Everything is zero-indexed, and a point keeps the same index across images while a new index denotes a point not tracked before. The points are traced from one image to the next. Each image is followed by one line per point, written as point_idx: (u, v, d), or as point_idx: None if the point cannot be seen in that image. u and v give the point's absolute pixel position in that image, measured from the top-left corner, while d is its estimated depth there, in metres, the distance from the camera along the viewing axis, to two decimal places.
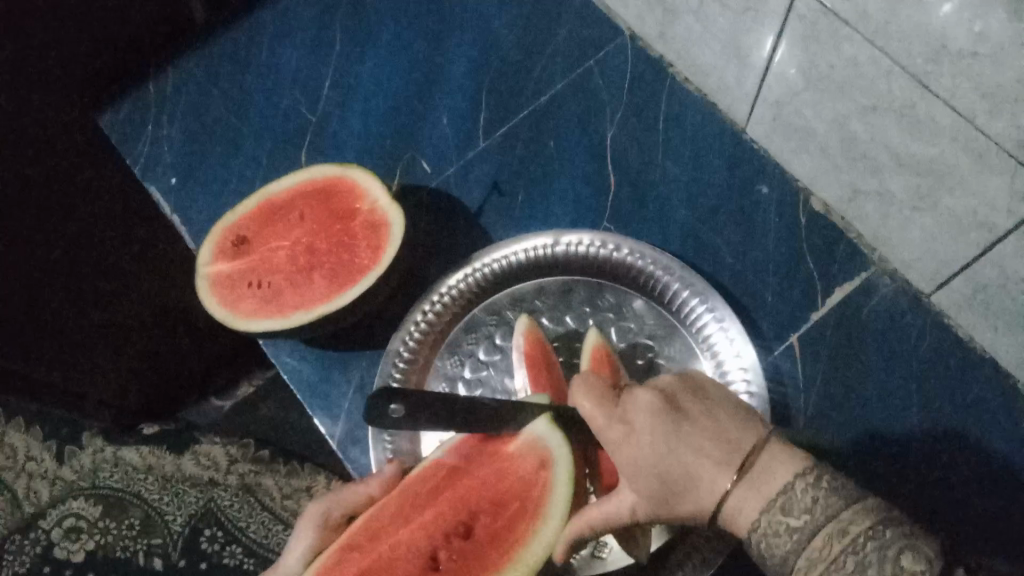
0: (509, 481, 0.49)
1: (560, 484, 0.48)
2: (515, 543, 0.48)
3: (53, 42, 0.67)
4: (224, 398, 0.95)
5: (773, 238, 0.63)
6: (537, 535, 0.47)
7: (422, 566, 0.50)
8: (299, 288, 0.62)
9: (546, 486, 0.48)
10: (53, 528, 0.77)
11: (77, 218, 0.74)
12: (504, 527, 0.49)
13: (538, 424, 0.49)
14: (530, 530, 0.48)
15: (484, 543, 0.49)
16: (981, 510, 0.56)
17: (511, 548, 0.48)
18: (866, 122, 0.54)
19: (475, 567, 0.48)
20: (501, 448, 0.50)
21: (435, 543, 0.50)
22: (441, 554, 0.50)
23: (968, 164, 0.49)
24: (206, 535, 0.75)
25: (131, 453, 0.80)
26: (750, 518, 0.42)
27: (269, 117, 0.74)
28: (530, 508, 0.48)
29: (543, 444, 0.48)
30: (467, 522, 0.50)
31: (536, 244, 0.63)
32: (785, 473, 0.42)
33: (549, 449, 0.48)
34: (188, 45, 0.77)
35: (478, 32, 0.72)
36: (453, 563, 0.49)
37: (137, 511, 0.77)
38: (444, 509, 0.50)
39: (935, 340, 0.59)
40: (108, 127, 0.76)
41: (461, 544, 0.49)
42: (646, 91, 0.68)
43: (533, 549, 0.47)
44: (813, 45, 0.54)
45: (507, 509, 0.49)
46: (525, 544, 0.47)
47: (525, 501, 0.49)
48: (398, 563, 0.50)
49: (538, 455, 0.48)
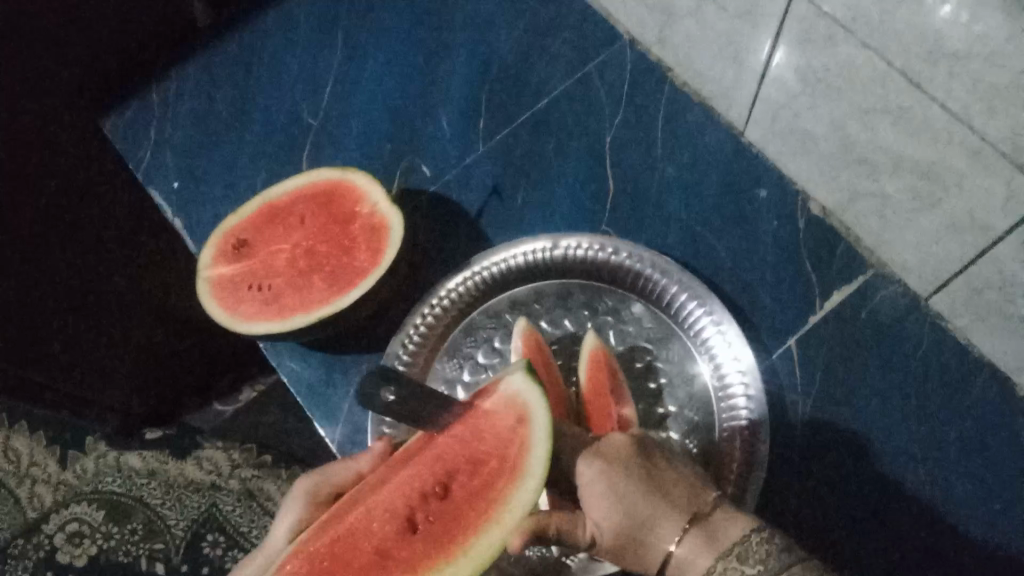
0: (487, 440, 0.48)
1: (539, 443, 0.46)
2: (495, 502, 0.47)
3: (52, 43, 0.68)
4: (227, 402, 0.91)
5: (771, 241, 0.62)
6: (518, 494, 0.46)
7: (399, 528, 0.49)
8: (299, 290, 0.63)
9: (524, 441, 0.47)
10: (55, 532, 0.84)
11: (75, 219, 0.74)
12: (481, 486, 0.48)
13: (516, 380, 0.48)
14: (511, 488, 0.46)
15: (463, 502, 0.48)
16: (981, 515, 0.55)
17: (491, 505, 0.47)
18: (863, 125, 0.54)
19: (454, 527, 0.47)
20: (478, 406, 0.49)
21: (413, 504, 0.49)
22: (419, 515, 0.49)
23: (967, 167, 0.50)
24: (208, 540, 0.81)
25: (133, 458, 0.86)
26: (702, 569, 0.41)
27: (271, 121, 0.74)
28: (509, 467, 0.47)
29: (521, 399, 0.47)
30: (443, 481, 0.49)
31: (535, 248, 0.63)
32: (740, 528, 0.42)
33: (527, 407, 0.47)
34: (192, 50, 0.78)
35: (478, 38, 0.72)
36: (430, 524, 0.48)
37: (138, 516, 0.83)
38: (421, 468, 0.49)
39: (935, 345, 0.58)
40: (111, 131, 0.77)
41: (440, 505, 0.48)
42: (645, 95, 0.68)
43: (514, 509, 0.46)
44: (809, 48, 0.54)
45: (486, 468, 0.48)
46: (505, 503, 0.46)
47: (504, 459, 0.48)
48: (376, 525, 0.50)
49: (516, 411, 0.47)
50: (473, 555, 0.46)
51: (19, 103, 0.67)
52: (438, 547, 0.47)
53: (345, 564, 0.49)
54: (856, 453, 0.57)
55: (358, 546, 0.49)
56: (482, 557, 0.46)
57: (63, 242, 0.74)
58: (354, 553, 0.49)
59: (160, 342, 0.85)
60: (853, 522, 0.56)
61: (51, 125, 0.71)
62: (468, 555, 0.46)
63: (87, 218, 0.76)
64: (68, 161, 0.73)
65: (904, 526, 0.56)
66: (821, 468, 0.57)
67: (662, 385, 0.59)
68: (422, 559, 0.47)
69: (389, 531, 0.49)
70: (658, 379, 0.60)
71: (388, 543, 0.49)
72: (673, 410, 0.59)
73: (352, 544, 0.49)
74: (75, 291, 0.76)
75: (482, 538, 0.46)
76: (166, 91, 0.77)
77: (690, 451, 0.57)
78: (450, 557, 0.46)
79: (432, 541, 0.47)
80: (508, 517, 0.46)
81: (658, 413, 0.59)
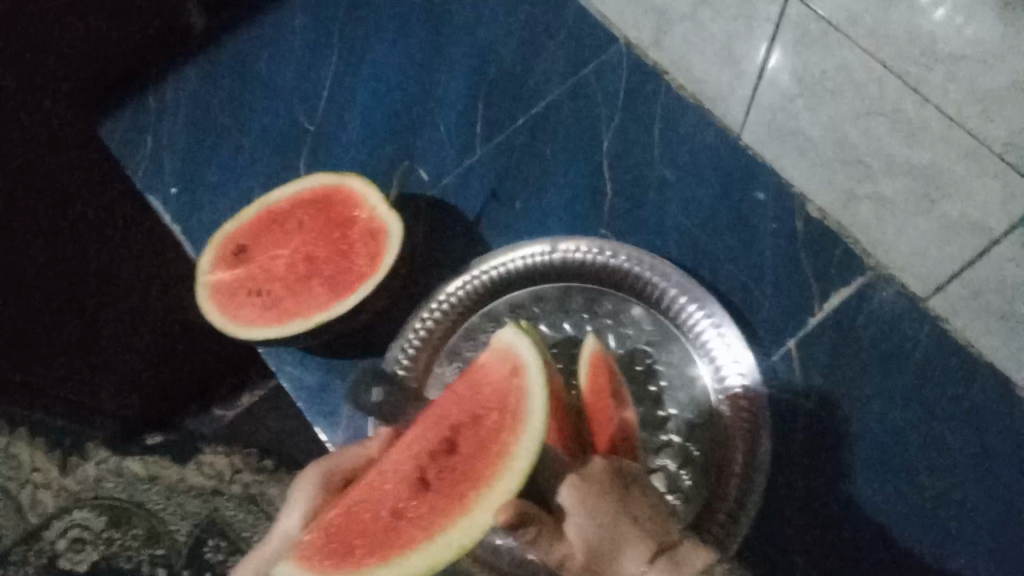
0: (487, 391, 0.48)
1: (536, 389, 0.46)
2: (498, 454, 0.46)
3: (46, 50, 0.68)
4: (226, 407, 0.94)
5: (770, 244, 0.62)
6: (522, 442, 0.45)
7: (410, 488, 0.48)
8: (298, 296, 0.63)
9: (521, 390, 0.46)
10: (58, 539, 0.77)
11: (68, 234, 0.74)
12: (485, 438, 0.47)
13: (508, 332, 0.48)
14: (513, 438, 0.45)
15: (469, 457, 0.47)
16: (982, 516, 0.55)
17: (495, 458, 0.45)
18: (860, 126, 0.63)
19: (463, 482, 0.46)
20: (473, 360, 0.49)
21: (422, 463, 0.48)
22: (428, 472, 0.48)
23: (952, 167, 0.61)
24: (210, 544, 0.76)
25: (135, 464, 0.82)
26: None
27: (269, 126, 0.74)
28: (510, 417, 0.46)
29: (514, 349, 0.47)
30: (449, 439, 0.48)
31: (533, 251, 0.63)
32: (707, 557, 0.40)
33: (522, 355, 0.47)
34: (188, 56, 0.78)
35: (475, 41, 0.72)
36: (441, 480, 0.47)
37: (141, 523, 0.77)
38: (428, 427, 0.49)
39: (935, 346, 0.58)
40: (110, 138, 0.79)
41: (449, 460, 0.48)
42: (642, 96, 0.68)
43: (518, 458, 0.44)
44: (807, 51, 0.65)
45: (488, 420, 0.47)
46: (509, 452, 0.45)
47: (505, 409, 0.47)
48: (388, 487, 0.49)
49: (510, 362, 0.47)
50: (483, 507, 0.45)
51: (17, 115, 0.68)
52: (450, 501, 0.46)
53: (361, 528, 0.49)
54: (855, 453, 0.58)
55: (372, 509, 0.49)
56: (492, 508, 0.44)
57: (56, 259, 0.74)
58: (368, 516, 0.49)
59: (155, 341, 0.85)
60: (853, 526, 0.56)
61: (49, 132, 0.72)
62: (480, 507, 0.45)
63: (85, 231, 0.76)
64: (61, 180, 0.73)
65: (904, 526, 0.56)
66: (821, 470, 0.57)
67: (662, 388, 0.59)
68: (436, 516, 0.46)
69: (400, 492, 0.48)
70: (658, 382, 0.60)
71: (401, 504, 0.48)
72: (673, 413, 0.59)
73: (364, 508, 0.49)
74: (76, 284, 0.76)
75: (491, 488, 0.45)
76: (162, 97, 0.77)
77: (690, 454, 0.58)
78: (462, 511, 0.46)
79: (444, 497, 0.47)
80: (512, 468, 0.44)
81: (659, 416, 0.59)
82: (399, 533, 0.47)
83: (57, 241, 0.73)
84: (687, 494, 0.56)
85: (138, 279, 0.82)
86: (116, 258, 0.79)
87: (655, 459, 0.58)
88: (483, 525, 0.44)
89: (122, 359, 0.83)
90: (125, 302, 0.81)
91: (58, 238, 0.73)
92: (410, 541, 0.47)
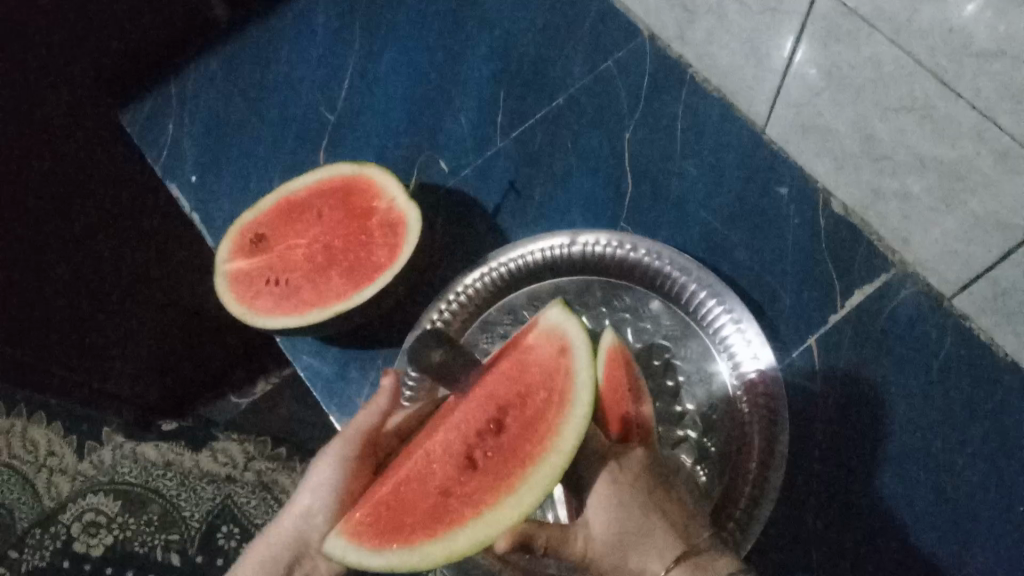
0: (533, 372, 0.50)
1: (581, 371, 0.48)
2: (546, 432, 0.47)
3: (68, 38, 0.68)
4: (241, 395, 0.92)
5: (791, 240, 0.62)
6: (568, 422, 0.46)
7: (459, 468, 0.50)
8: (316, 285, 0.63)
9: (568, 371, 0.48)
10: (72, 522, 0.87)
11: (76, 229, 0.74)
12: (534, 417, 0.48)
13: (554, 313, 0.50)
14: (560, 417, 0.47)
15: (518, 437, 0.48)
16: (1001, 519, 0.54)
17: (544, 437, 0.47)
18: (888, 123, 0.53)
19: (510, 461, 0.48)
20: (519, 343, 0.51)
21: (470, 444, 0.50)
22: (477, 453, 0.50)
23: (995, 166, 0.48)
24: (222, 531, 0.84)
25: (150, 450, 0.89)
26: None
27: (288, 116, 0.74)
28: (556, 397, 0.48)
29: (560, 331, 0.49)
30: (497, 417, 0.50)
31: (553, 244, 0.62)
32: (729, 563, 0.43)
33: (568, 336, 0.49)
34: (209, 44, 0.78)
35: (496, 32, 0.72)
36: (488, 460, 0.49)
37: (155, 507, 0.86)
38: (476, 409, 0.51)
39: (957, 347, 0.58)
40: (130, 125, 0.78)
41: (495, 440, 0.49)
42: (663, 90, 0.67)
43: (565, 438, 0.46)
44: (833, 44, 0.53)
45: (535, 400, 0.49)
46: (556, 431, 0.47)
47: (551, 390, 0.49)
48: (437, 468, 0.51)
49: (557, 343, 0.49)
50: (531, 485, 0.46)
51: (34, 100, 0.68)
52: (499, 478, 0.48)
53: (412, 507, 0.50)
54: (873, 453, 0.57)
55: (422, 489, 0.50)
56: (540, 485, 0.46)
57: (63, 255, 0.74)
58: (419, 496, 0.50)
59: (174, 333, 0.84)
60: (868, 527, 0.56)
61: (71, 116, 0.72)
62: (528, 485, 0.46)
63: (98, 226, 0.76)
64: (69, 177, 0.72)
65: (922, 527, 0.55)
66: (838, 470, 0.57)
67: (680, 383, 0.59)
68: (483, 494, 0.48)
69: (450, 471, 0.50)
70: (676, 377, 0.59)
71: (449, 484, 0.50)
72: (691, 408, 0.59)
73: (416, 487, 0.51)
74: (89, 268, 0.76)
75: (540, 466, 0.46)
76: (183, 86, 0.77)
77: (708, 449, 0.57)
78: (511, 490, 0.47)
79: (492, 475, 0.48)
80: (561, 447, 0.46)
81: (676, 411, 0.59)
82: (447, 511, 0.48)
83: (66, 238, 0.74)
84: (703, 490, 0.56)
85: (157, 269, 0.81)
86: (127, 250, 0.79)
87: (671, 454, 0.58)
88: (531, 501, 0.46)
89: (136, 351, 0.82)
90: (139, 291, 0.80)
91: (76, 224, 0.74)
92: (458, 519, 0.47)
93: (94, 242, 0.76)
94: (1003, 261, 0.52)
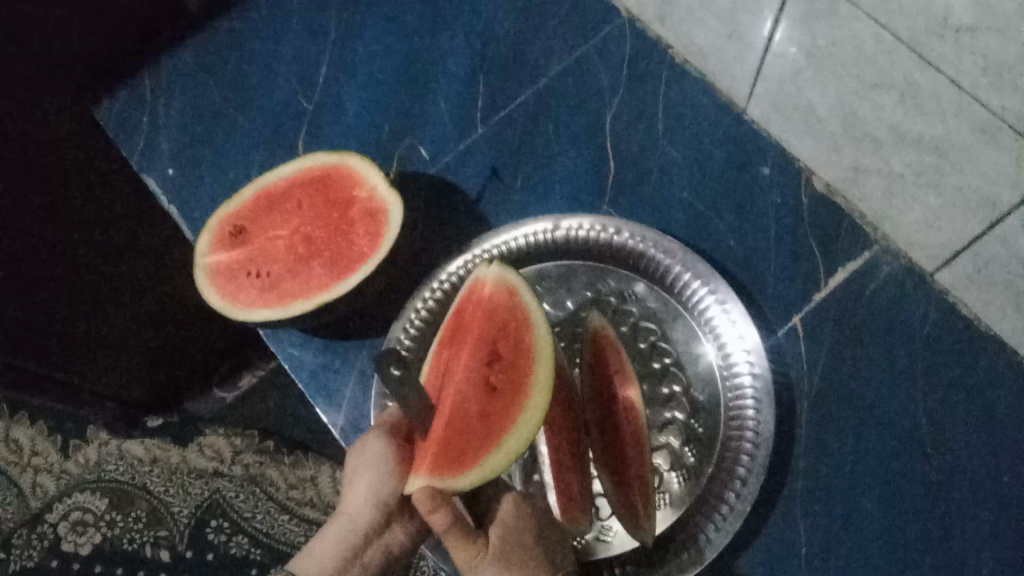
0: (495, 311, 0.52)
1: (525, 291, 0.51)
2: (526, 345, 0.50)
3: (53, 34, 0.67)
4: (226, 390, 0.92)
5: (774, 223, 0.62)
6: (536, 329, 0.50)
7: (479, 397, 0.51)
8: (298, 276, 0.62)
9: (516, 298, 0.51)
10: (59, 521, 0.88)
11: (69, 231, 0.72)
12: (513, 338, 0.51)
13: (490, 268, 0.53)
14: (530, 330, 0.50)
15: (514, 353, 0.51)
16: (987, 491, 0.55)
17: (527, 349, 0.50)
18: (868, 101, 0.56)
19: (515, 375, 0.50)
20: (470, 295, 0.53)
21: (479, 376, 0.51)
22: (489, 380, 0.51)
23: (976, 141, 0.52)
24: (212, 526, 0.85)
25: (136, 447, 0.90)
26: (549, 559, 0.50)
27: (264, 106, 0.73)
28: (520, 317, 0.51)
29: (498, 275, 0.52)
30: (488, 355, 0.52)
31: (535, 230, 0.62)
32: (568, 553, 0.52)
33: (507, 278, 0.52)
34: (182, 34, 0.76)
35: (475, 16, 0.71)
36: (503, 378, 0.50)
37: (143, 504, 0.87)
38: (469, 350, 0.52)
39: (942, 324, 0.58)
40: (103, 117, 0.76)
41: (495, 370, 0.51)
42: (643, 73, 0.67)
43: (541, 342, 0.50)
44: (813, 25, 0.56)
45: (509, 326, 0.51)
46: (535, 341, 0.50)
47: (513, 316, 0.51)
48: (459, 404, 0.51)
49: (501, 285, 0.52)
50: (538, 383, 0.48)
51: (34, 98, 0.67)
52: (514, 391, 0.49)
53: (456, 441, 0.50)
54: (863, 432, 0.57)
55: (456, 425, 0.51)
56: (543, 379, 0.48)
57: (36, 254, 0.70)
58: (459, 430, 0.51)
59: (169, 325, 0.83)
60: (856, 505, 0.56)
61: (63, 117, 0.72)
62: (537, 385, 0.48)
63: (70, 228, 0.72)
64: (28, 196, 0.68)
65: (910, 502, 0.56)
66: (824, 449, 0.57)
67: (667, 365, 0.59)
68: (510, 405, 0.49)
69: (476, 402, 0.51)
70: (663, 360, 0.59)
71: (479, 411, 0.51)
72: (678, 391, 0.58)
73: (450, 426, 0.51)
74: (77, 269, 0.74)
75: (540, 362, 0.49)
76: (157, 78, 0.76)
77: (695, 430, 0.57)
78: (526, 393, 0.49)
79: (510, 388, 0.50)
80: (544, 347, 0.49)
81: (663, 393, 0.59)
82: (491, 429, 0.49)
83: (46, 257, 0.71)
84: (692, 471, 0.56)
85: (145, 265, 0.79)
86: (83, 251, 0.74)
87: (659, 437, 0.58)
88: (543, 391, 0.48)
89: (131, 347, 0.81)
90: (139, 289, 0.79)
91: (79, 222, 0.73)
92: (502, 429, 0.49)
93: (58, 260, 0.72)
94: (985, 237, 0.55)
